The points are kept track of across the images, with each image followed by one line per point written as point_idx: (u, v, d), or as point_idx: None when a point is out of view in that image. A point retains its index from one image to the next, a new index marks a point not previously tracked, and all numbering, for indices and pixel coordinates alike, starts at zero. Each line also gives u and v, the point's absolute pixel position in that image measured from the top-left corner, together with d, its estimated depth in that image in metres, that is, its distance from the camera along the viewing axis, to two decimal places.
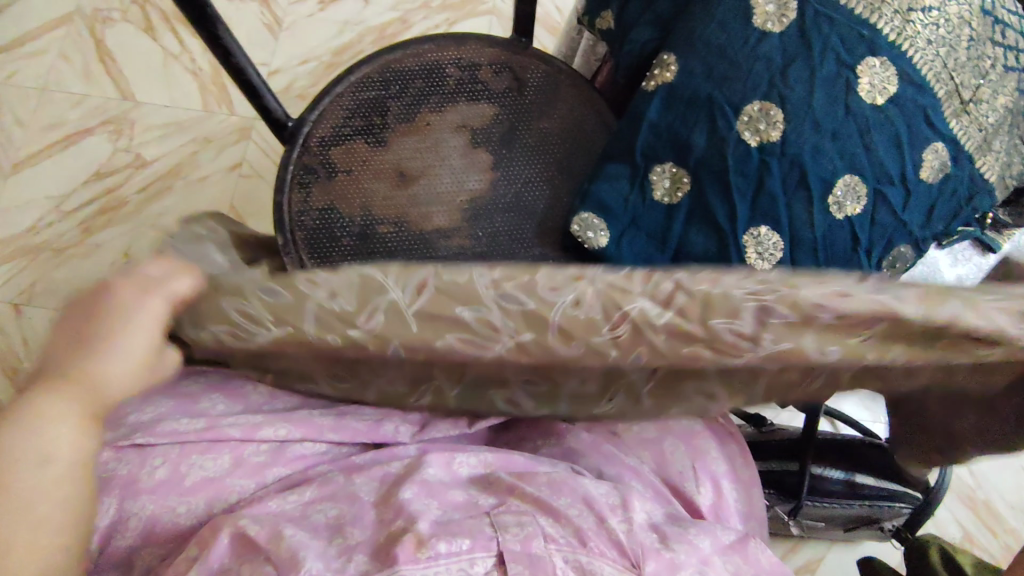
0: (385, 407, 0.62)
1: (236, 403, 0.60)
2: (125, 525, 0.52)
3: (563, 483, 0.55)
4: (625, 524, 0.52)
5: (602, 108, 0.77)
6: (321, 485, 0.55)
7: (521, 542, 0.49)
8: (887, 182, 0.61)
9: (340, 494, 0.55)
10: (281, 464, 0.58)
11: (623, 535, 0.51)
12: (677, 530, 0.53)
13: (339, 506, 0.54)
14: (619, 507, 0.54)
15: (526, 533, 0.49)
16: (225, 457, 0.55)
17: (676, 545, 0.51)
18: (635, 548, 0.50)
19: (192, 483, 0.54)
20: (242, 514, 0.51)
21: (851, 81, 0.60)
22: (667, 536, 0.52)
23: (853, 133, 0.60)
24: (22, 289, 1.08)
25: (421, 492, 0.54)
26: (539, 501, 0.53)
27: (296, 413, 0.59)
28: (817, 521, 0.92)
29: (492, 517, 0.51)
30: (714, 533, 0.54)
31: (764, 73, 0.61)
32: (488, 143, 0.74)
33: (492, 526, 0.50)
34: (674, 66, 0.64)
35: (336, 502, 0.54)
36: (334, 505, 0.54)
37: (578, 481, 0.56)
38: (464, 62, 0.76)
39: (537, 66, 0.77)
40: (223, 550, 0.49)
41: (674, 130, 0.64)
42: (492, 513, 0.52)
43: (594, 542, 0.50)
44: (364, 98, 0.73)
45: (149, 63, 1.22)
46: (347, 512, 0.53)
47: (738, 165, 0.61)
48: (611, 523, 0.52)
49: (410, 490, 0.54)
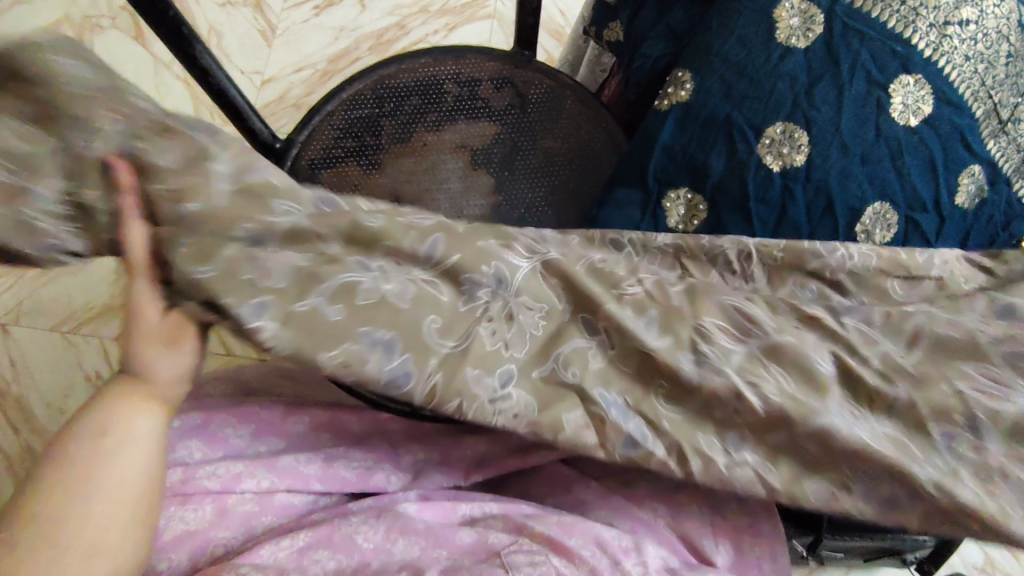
0: (376, 451, 0.58)
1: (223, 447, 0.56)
2: None
3: (574, 522, 0.52)
4: (639, 567, 0.51)
5: (609, 126, 0.72)
6: (316, 528, 0.50)
7: None
8: (918, 208, 0.58)
9: (337, 538, 0.50)
10: (268, 513, 0.53)
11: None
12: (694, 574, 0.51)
13: (338, 556, 0.49)
14: (633, 550, 0.52)
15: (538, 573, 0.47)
16: (207, 509, 0.51)
17: None
18: None
19: (169, 538, 0.50)
20: (237, 565, 0.46)
21: (879, 100, 0.57)
22: None
23: (884, 156, 0.57)
24: (9, 308, 1.05)
25: (426, 543, 0.50)
26: (550, 541, 0.50)
27: (279, 461, 0.55)
28: (836, 551, 0.85)
29: (503, 557, 0.48)
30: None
31: (782, 92, 0.58)
32: (489, 165, 0.70)
33: (502, 567, 0.47)
34: (690, 84, 0.61)
35: (335, 550, 0.49)
36: (333, 555, 0.49)
37: (589, 522, 0.53)
38: (463, 77, 0.71)
39: (539, 80, 0.73)
40: None
41: (689, 153, 0.60)
42: (503, 553, 0.49)
43: None
44: (357, 117, 0.69)
45: (139, 70, 1.18)
46: (346, 562, 0.48)
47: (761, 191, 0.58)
48: (627, 568, 0.50)
49: (413, 538, 0.50)
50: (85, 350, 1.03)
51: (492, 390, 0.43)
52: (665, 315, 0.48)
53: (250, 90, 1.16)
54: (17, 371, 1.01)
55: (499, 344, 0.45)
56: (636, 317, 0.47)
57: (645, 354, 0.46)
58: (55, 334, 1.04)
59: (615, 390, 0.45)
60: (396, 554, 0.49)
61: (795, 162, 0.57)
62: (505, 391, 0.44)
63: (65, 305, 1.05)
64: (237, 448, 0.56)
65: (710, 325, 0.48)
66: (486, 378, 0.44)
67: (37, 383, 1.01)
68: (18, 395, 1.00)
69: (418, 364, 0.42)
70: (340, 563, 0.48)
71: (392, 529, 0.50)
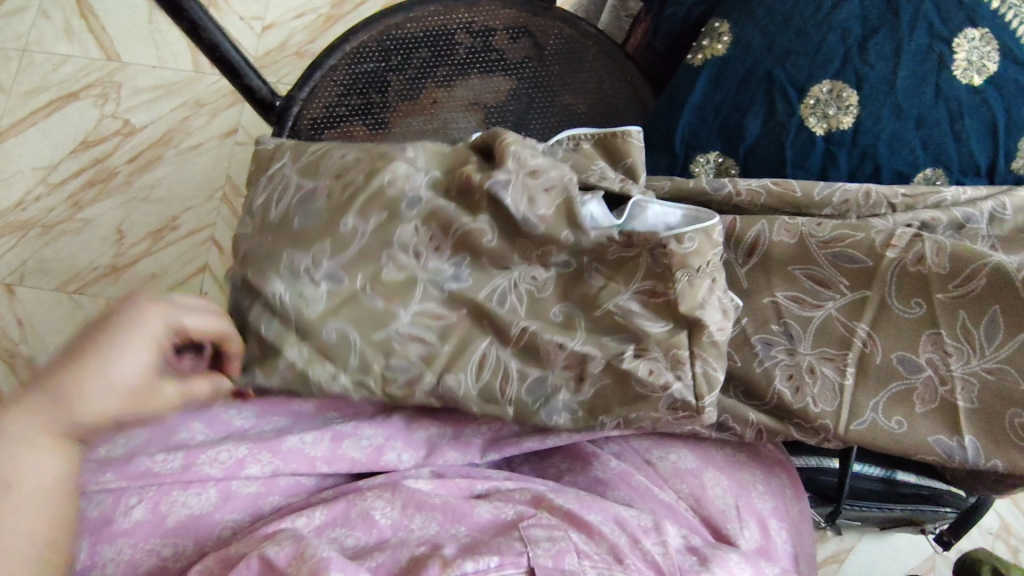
0: (387, 427, 0.54)
1: (237, 407, 0.53)
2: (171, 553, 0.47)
3: (593, 500, 0.50)
4: (659, 547, 0.48)
5: (636, 79, 0.67)
6: (333, 502, 0.49)
7: (552, 557, 0.45)
8: (972, 172, 0.55)
9: (353, 514, 0.48)
10: (278, 493, 0.51)
11: (660, 558, 0.47)
12: (717, 552, 0.48)
13: (355, 532, 0.47)
14: (652, 529, 0.50)
15: (559, 549, 0.45)
16: (211, 492, 0.49)
17: (716, 568, 0.47)
18: (672, 571, 0.47)
19: (174, 524, 0.47)
20: (258, 541, 0.45)
21: (919, 57, 0.55)
22: (707, 558, 0.48)
23: (942, 118, 0.55)
24: (13, 267, 1.03)
25: (443, 518, 0.48)
26: (570, 516, 0.49)
27: (285, 438, 0.51)
28: (852, 519, 0.83)
29: (521, 531, 0.47)
30: (758, 564, 0.49)
31: (809, 47, 0.56)
32: (502, 123, 0.66)
33: (521, 541, 0.46)
34: (728, 36, 0.59)
35: (353, 527, 0.48)
36: (350, 531, 0.47)
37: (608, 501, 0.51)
38: (475, 26, 0.67)
39: (558, 30, 0.68)
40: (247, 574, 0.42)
41: (724, 113, 0.58)
42: (521, 526, 0.47)
43: (630, 559, 0.46)
44: (362, 72, 0.65)
45: (133, 18, 1.12)
46: (365, 539, 0.47)
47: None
48: (646, 545, 0.48)
49: (430, 514, 0.48)
50: (92, 312, 1.01)
51: (559, 407, 0.50)
52: (629, 278, 0.50)
53: (251, 38, 1.10)
54: (24, 332, 1.00)
55: (518, 302, 0.51)
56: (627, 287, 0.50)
57: (643, 314, 0.49)
58: (60, 294, 1.02)
59: (618, 340, 0.50)
60: (415, 530, 0.48)
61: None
62: (557, 408, 0.50)
63: (68, 266, 1.03)
64: (242, 428, 0.52)
65: (698, 295, 0.48)
66: (552, 398, 0.50)
67: (46, 343, 1.00)
68: (27, 356, 0.99)
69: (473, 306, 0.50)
70: (359, 540, 0.47)
71: (408, 504, 0.49)
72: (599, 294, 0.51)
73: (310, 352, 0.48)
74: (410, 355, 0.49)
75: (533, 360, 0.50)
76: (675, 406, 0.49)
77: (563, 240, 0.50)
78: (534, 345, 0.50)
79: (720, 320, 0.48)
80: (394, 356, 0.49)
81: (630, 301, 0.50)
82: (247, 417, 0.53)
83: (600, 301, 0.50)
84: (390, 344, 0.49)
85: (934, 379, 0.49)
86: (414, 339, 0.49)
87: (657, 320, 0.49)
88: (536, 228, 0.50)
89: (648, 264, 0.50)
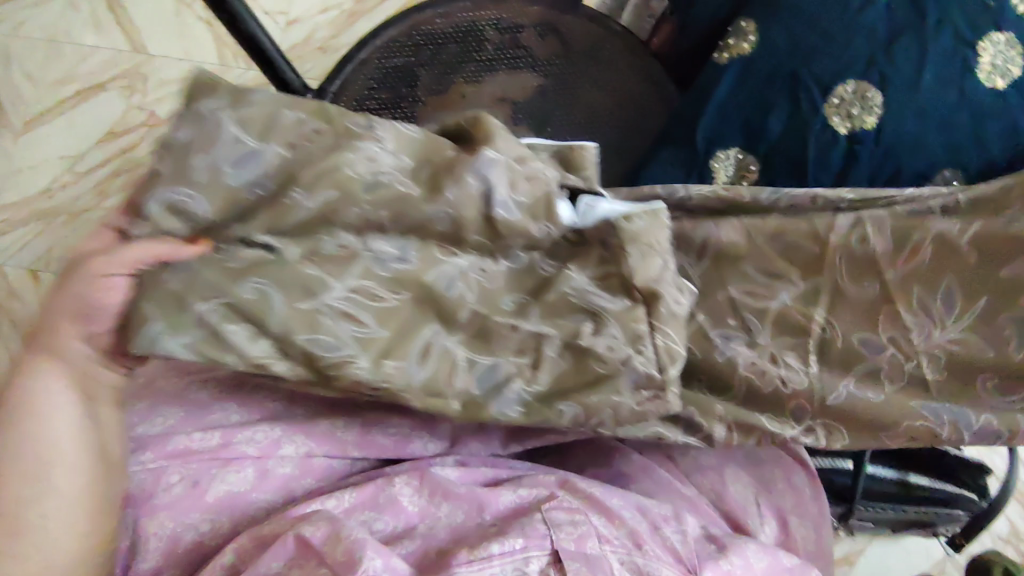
0: (414, 417, 0.55)
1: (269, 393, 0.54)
2: (206, 533, 0.48)
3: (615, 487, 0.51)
4: (679, 534, 0.49)
5: (660, 77, 0.68)
6: (362, 487, 0.49)
7: (575, 541, 0.46)
8: (994, 174, 0.55)
9: (381, 498, 0.49)
10: (309, 477, 0.52)
11: (680, 545, 0.49)
12: (735, 541, 0.50)
13: (383, 516, 0.48)
14: (673, 518, 0.50)
15: (580, 533, 0.46)
16: (246, 471, 0.50)
17: (733, 556, 0.48)
18: (690, 557, 0.48)
19: (213, 499, 0.48)
20: (292, 522, 0.46)
21: (947, 61, 0.56)
22: (724, 546, 0.49)
23: (966, 120, 0.55)
24: (40, 255, 1.05)
25: (468, 508, 0.49)
26: (593, 500, 0.49)
27: (318, 424, 0.52)
28: (865, 521, 0.83)
29: (543, 513, 0.47)
30: (777, 554, 0.50)
31: (835, 51, 0.57)
32: (528, 119, 0.67)
33: (543, 522, 0.47)
34: (754, 34, 0.60)
35: (380, 511, 0.48)
36: (379, 515, 0.48)
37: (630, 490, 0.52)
38: (504, 23, 0.67)
39: (585, 28, 0.68)
40: (283, 552, 0.44)
41: (746, 111, 0.59)
42: (543, 508, 0.48)
43: (649, 545, 0.47)
44: (392, 67, 0.66)
45: (160, 12, 1.14)
46: (394, 524, 0.48)
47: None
48: (666, 532, 0.49)
49: (457, 502, 0.49)
50: None
51: (511, 395, 0.45)
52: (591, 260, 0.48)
53: (275, 32, 1.12)
54: None
55: (475, 275, 0.46)
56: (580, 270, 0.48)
57: (598, 293, 0.47)
58: None
59: (569, 318, 0.46)
60: (442, 516, 0.49)
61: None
62: (502, 389, 0.45)
63: None
64: (275, 411, 0.53)
65: (659, 269, 0.47)
66: (505, 386, 0.45)
67: None
68: None
69: (414, 284, 0.44)
70: (387, 525, 0.48)
71: (434, 492, 0.49)
72: (552, 277, 0.47)
73: (222, 310, 0.40)
74: (340, 333, 0.41)
75: (484, 346, 0.45)
76: (640, 386, 0.45)
77: (535, 233, 0.48)
78: (484, 330, 0.45)
79: (676, 295, 0.47)
80: (321, 332, 0.41)
81: (584, 288, 0.47)
82: (280, 399, 0.54)
83: (553, 284, 0.47)
84: (317, 318, 0.41)
85: (898, 357, 0.49)
86: (348, 317, 0.42)
87: (616, 298, 0.46)
88: (513, 214, 0.47)
89: (609, 255, 0.48)
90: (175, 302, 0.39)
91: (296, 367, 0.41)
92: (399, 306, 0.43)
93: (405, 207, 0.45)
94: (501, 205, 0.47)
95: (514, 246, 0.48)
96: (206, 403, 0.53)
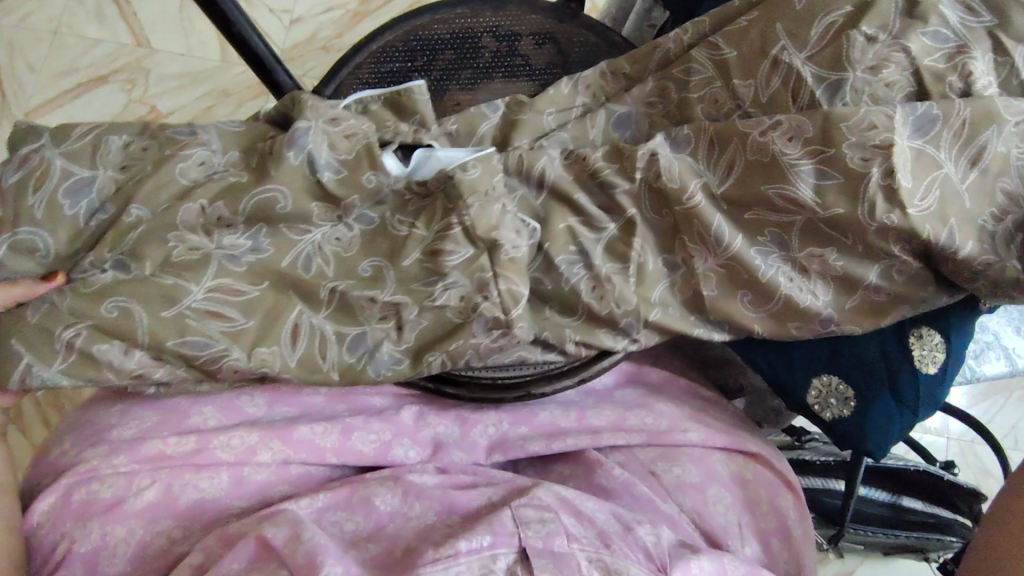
0: (395, 423, 0.55)
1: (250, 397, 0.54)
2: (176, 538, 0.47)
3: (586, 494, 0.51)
4: (653, 537, 0.48)
5: None
6: (336, 488, 0.50)
7: (543, 537, 0.45)
8: None
9: (355, 500, 0.49)
10: (283, 482, 0.51)
11: (651, 546, 0.48)
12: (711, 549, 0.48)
13: (356, 518, 0.48)
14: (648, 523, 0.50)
15: (549, 530, 0.46)
16: (222, 476, 0.49)
17: (704, 554, 0.47)
18: (662, 556, 0.47)
19: (186, 504, 0.48)
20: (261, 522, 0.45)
21: (932, 71, 0.50)
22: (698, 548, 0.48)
23: None
24: None
25: (441, 509, 0.49)
26: (564, 499, 0.49)
27: (295, 430, 0.52)
28: (856, 543, 0.82)
29: (512, 508, 0.47)
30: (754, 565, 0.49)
31: (801, 56, 0.53)
32: None
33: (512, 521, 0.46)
34: None
35: (353, 512, 0.49)
36: (351, 516, 0.49)
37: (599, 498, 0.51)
38: (502, 31, 0.67)
39: (583, 37, 0.68)
40: (244, 554, 0.43)
41: None
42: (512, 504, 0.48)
43: (617, 544, 0.47)
44: (388, 71, 0.66)
45: (165, 7, 1.14)
46: (364, 525, 0.48)
47: (861, 81, 0.51)
48: (638, 531, 0.48)
49: (429, 503, 0.49)
50: None
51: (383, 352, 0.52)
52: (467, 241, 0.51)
53: (279, 30, 1.11)
54: None
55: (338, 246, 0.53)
56: (456, 244, 0.51)
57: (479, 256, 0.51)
58: None
59: (439, 287, 0.51)
60: (415, 519, 0.48)
61: (883, 84, 0.51)
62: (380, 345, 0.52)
63: None
64: (254, 416, 0.53)
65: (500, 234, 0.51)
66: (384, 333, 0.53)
67: None
68: None
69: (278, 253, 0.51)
70: (359, 525, 0.48)
71: (407, 492, 0.50)
72: (404, 242, 0.52)
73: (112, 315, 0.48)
74: (210, 332, 0.49)
75: (350, 318, 0.52)
76: (489, 327, 0.52)
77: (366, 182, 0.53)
78: (346, 304, 0.52)
79: (514, 239, 0.52)
80: (190, 334, 0.49)
81: (448, 277, 0.51)
82: (260, 404, 0.54)
83: (405, 250, 0.52)
84: (186, 321, 0.49)
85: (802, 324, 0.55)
86: (215, 316, 0.49)
87: (458, 247, 0.51)
88: (324, 173, 0.53)
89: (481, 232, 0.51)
90: (45, 338, 0.47)
91: (177, 369, 0.50)
92: (261, 295, 0.51)
93: (268, 213, 0.52)
94: (327, 167, 0.53)
95: (354, 206, 0.53)
96: (183, 406, 0.52)
